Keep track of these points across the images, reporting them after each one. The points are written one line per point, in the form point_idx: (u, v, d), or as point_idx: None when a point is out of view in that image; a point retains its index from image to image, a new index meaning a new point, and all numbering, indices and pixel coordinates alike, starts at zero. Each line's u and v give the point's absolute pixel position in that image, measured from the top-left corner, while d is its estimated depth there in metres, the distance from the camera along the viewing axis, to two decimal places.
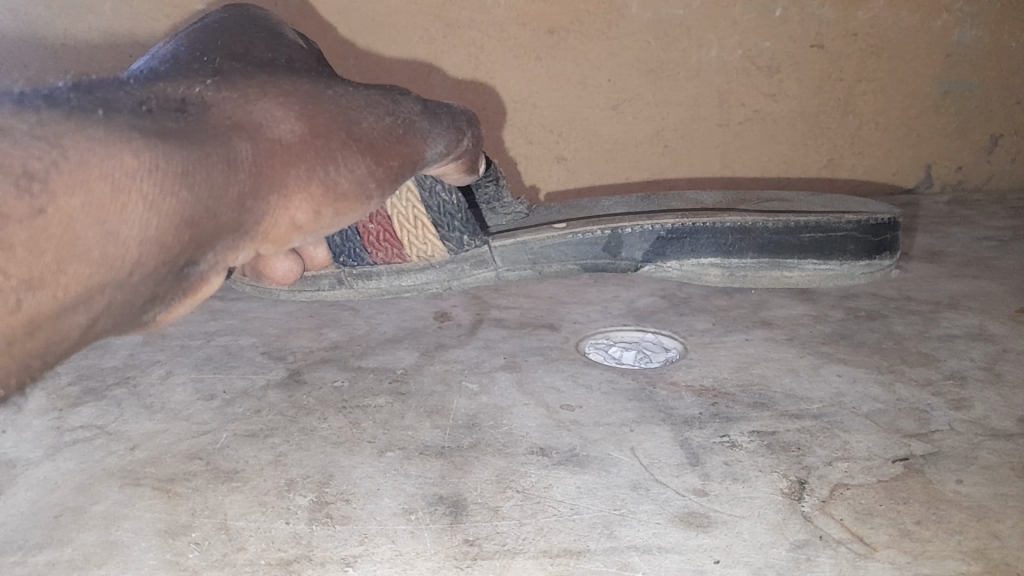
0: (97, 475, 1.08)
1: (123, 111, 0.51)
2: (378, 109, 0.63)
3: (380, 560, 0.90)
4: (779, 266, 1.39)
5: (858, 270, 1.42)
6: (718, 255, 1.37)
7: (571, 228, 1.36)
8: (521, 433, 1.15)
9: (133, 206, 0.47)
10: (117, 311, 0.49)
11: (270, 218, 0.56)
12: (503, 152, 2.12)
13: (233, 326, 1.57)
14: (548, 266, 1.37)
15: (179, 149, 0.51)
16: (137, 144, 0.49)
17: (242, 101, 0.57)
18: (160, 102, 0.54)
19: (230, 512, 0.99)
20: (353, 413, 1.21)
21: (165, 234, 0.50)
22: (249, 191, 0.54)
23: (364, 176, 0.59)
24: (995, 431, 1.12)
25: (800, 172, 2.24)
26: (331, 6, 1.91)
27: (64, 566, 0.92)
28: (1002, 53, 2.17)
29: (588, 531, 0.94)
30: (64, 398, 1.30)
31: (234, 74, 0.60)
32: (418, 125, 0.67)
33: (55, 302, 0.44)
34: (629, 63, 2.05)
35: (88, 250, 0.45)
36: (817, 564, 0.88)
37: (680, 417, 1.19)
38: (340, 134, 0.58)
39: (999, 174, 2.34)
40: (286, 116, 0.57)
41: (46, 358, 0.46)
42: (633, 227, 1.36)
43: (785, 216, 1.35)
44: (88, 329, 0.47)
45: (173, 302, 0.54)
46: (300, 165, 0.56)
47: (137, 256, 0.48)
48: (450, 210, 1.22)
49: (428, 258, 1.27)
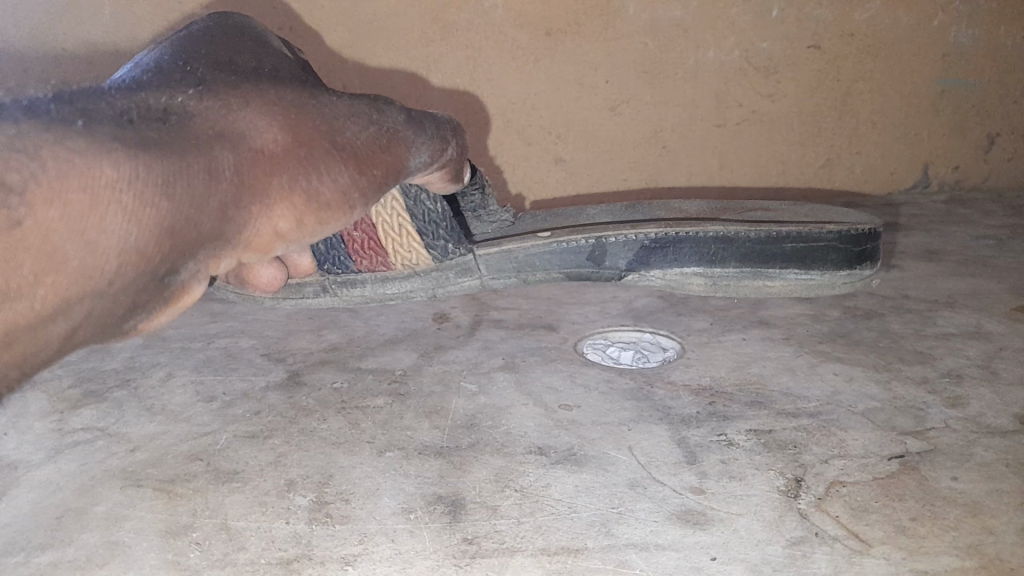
0: (98, 476, 1.09)
1: (103, 121, 0.49)
2: (362, 118, 0.63)
3: (380, 558, 0.91)
4: (761, 275, 1.38)
5: (839, 280, 1.40)
6: (702, 265, 1.35)
7: (556, 237, 1.33)
8: (519, 432, 1.16)
9: (113, 216, 0.46)
10: (98, 319, 0.47)
11: (252, 227, 0.56)
12: (499, 154, 2.12)
13: (232, 328, 1.58)
14: (533, 275, 1.33)
15: (161, 160, 0.50)
16: (117, 154, 0.47)
17: (226, 111, 0.56)
18: (143, 111, 0.53)
19: (231, 512, 1.00)
20: (353, 414, 1.22)
21: (144, 244, 0.49)
22: (230, 201, 0.54)
23: (347, 185, 0.59)
24: (991, 428, 1.13)
25: (797, 174, 2.25)
26: (329, 10, 1.92)
27: (66, 566, 0.93)
28: (999, 52, 2.19)
29: (586, 529, 0.95)
30: (66, 400, 1.31)
31: (217, 83, 0.59)
32: (403, 135, 0.66)
33: (34, 314, 0.43)
34: (627, 65, 2.06)
35: (67, 261, 0.44)
36: (813, 560, 0.89)
37: (677, 416, 1.20)
38: (324, 144, 0.59)
39: (995, 173, 2.36)
40: (268, 126, 0.57)
41: (26, 367, 0.44)
42: (617, 236, 1.34)
43: (767, 227, 1.35)
44: (68, 338, 0.46)
45: (154, 311, 0.53)
46: (283, 174, 0.57)
47: (117, 266, 0.47)
48: (435, 219, 1.18)
49: (412, 266, 1.22)
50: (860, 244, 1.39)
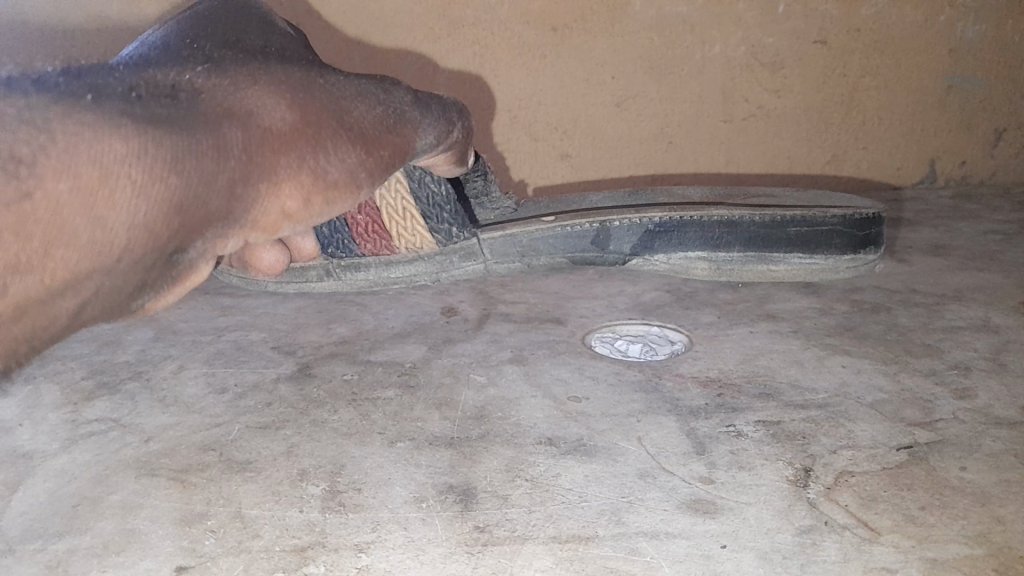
0: (112, 466, 1.10)
1: (112, 97, 0.49)
2: (370, 98, 0.63)
3: (393, 546, 0.92)
4: (764, 259, 1.38)
5: (843, 264, 1.40)
6: (706, 249, 1.36)
7: (560, 220, 1.34)
8: (529, 424, 1.16)
9: (122, 191, 0.47)
10: (107, 295, 0.48)
11: (260, 206, 0.56)
12: (505, 150, 2.12)
13: (243, 322, 1.59)
14: (537, 260, 1.36)
15: (170, 136, 0.51)
16: (127, 130, 0.48)
17: (235, 88, 0.56)
18: (151, 88, 0.53)
19: (245, 501, 1.01)
20: (363, 405, 1.23)
21: (154, 220, 0.49)
22: (239, 178, 0.54)
23: (354, 165, 0.59)
24: (998, 418, 1.14)
25: (805, 168, 2.25)
26: (337, 6, 1.93)
27: (83, 553, 0.94)
28: (1007, 46, 2.18)
29: (596, 518, 0.96)
30: (79, 392, 1.32)
31: (225, 62, 0.59)
32: (410, 116, 0.67)
33: (44, 286, 0.44)
34: (634, 60, 2.06)
35: (77, 236, 0.45)
36: (823, 548, 0.89)
37: (686, 407, 1.21)
38: (332, 125, 0.58)
39: (1002, 168, 2.35)
40: (277, 104, 0.56)
41: (35, 340, 0.45)
42: (621, 220, 1.34)
43: (771, 211, 1.34)
44: (78, 313, 0.46)
45: (165, 288, 0.53)
46: (290, 153, 0.56)
47: (127, 243, 0.47)
48: (440, 202, 1.21)
49: (417, 250, 1.26)
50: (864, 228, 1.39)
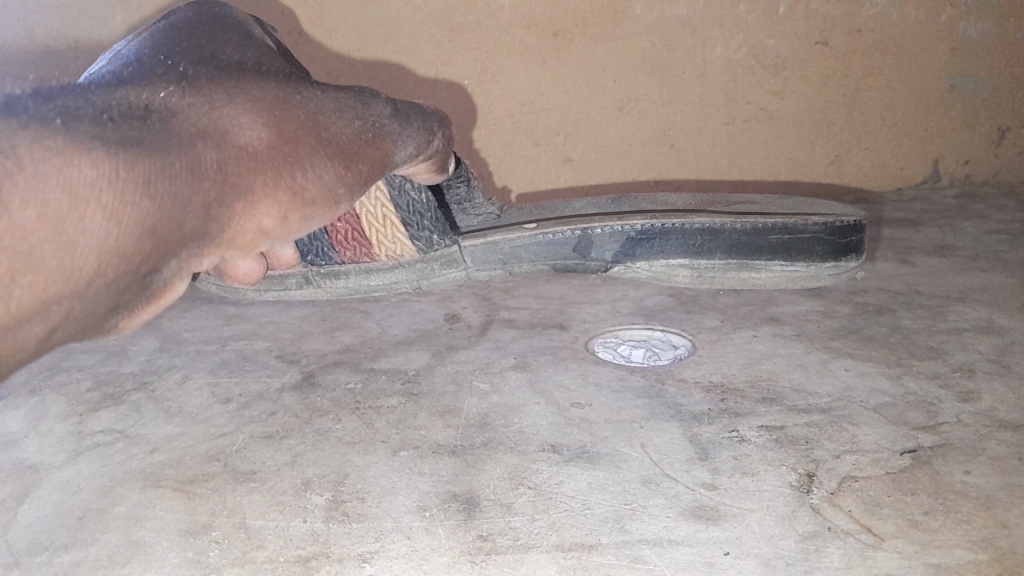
0: (119, 477, 1.11)
1: (84, 120, 0.49)
2: (348, 112, 0.62)
3: (396, 555, 0.92)
4: (745, 267, 1.39)
5: (824, 273, 1.41)
6: (687, 257, 1.37)
7: (541, 228, 1.35)
8: (532, 431, 1.17)
9: (92, 215, 0.46)
10: (79, 318, 0.48)
11: (236, 225, 0.55)
12: (507, 156, 2.13)
13: (247, 330, 1.60)
14: (519, 266, 1.36)
15: (142, 160, 0.50)
16: (95, 154, 0.48)
17: (209, 106, 0.56)
18: (123, 110, 0.53)
19: (248, 512, 1.01)
20: (367, 414, 1.23)
21: (127, 245, 0.48)
22: (214, 199, 0.53)
23: (333, 181, 0.58)
24: (1003, 422, 1.13)
25: (806, 171, 2.25)
26: (338, 15, 1.95)
27: (89, 566, 0.94)
28: (1010, 45, 2.17)
29: (599, 525, 0.96)
30: (84, 403, 1.33)
31: (200, 79, 0.59)
32: (388, 128, 0.67)
33: (11, 312, 0.43)
34: (635, 64, 2.07)
35: (45, 262, 0.44)
36: (826, 554, 0.89)
37: (689, 412, 1.21)
38: (309, 141, 0.57)
39: (1007, 168, 2.34)
40: (253, 123, 0.56)
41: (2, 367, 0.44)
42: (603, 228, 1.36)
43: (752, 219, 1.36)
44: (47, 338, 0.46)
45: (134, 309, 0.52)
46: (266, 172, 0.55)
47: (98, 268, 0.47)
48: (419, 210, 1.23)
49: (397, 258, 1.28)
50: (845, 236, 1.40)
